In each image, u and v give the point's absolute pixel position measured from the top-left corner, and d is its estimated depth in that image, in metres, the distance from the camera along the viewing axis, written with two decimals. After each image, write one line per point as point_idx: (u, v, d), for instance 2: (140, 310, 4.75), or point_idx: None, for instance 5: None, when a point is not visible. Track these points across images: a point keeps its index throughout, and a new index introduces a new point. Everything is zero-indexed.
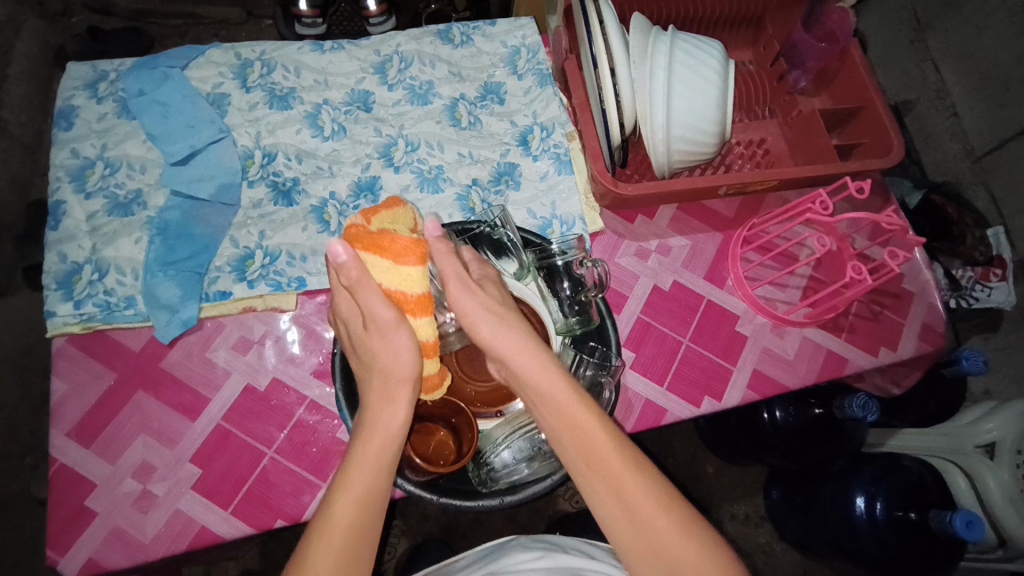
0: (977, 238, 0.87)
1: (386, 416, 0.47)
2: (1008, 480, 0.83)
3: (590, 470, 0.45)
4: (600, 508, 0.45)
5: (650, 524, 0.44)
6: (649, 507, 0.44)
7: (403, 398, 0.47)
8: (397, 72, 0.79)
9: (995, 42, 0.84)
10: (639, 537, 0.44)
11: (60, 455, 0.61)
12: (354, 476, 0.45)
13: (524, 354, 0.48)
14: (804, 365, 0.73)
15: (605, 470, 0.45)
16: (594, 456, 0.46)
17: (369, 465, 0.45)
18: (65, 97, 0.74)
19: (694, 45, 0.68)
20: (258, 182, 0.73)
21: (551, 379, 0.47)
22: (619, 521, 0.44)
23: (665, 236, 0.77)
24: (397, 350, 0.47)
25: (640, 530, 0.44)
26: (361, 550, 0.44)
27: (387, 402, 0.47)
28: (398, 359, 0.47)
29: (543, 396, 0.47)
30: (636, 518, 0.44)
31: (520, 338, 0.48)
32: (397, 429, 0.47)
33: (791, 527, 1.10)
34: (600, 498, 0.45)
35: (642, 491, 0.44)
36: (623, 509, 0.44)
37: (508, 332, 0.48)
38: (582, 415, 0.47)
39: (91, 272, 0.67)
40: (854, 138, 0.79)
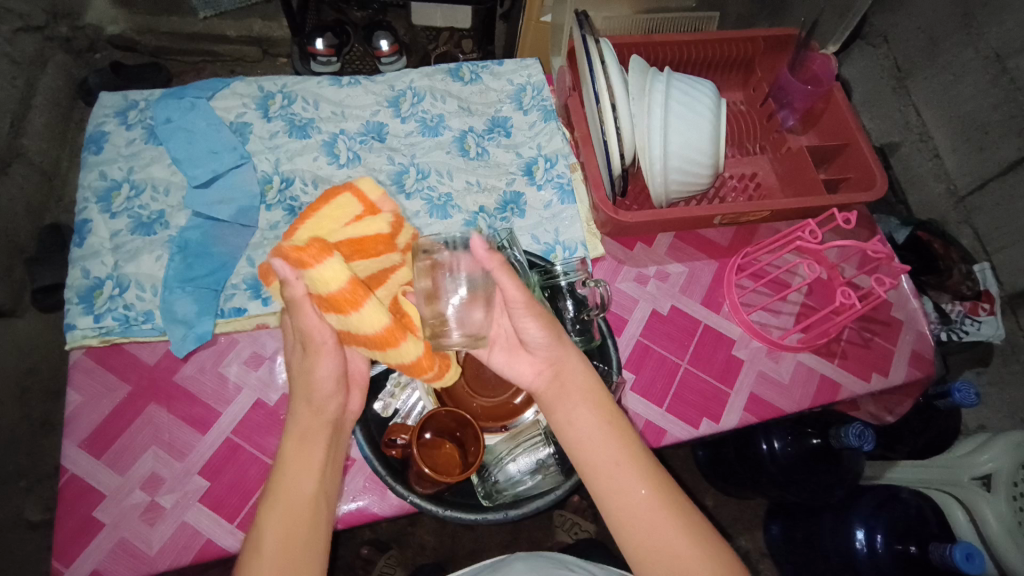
0: (963, 273, 0.90)
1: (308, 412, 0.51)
2: (1005, 512, 0.82)
3: (614, 467, 0.48)
4: (620, 513, 0.47)
5: (667, 525, 0.46)
6: (666, 510, 0.47)
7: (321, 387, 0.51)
8: (410, 106, 0.84)
9: (972, 90, 0.89)
10: (656, 535, 0.46)
11: (72, 465, 0.62)
12: (280, 472, 0.48)
13: (571, 351, 0.52)
14: (799, 390, 0.75)
15: (628, 472, 0.48)
16: (621, 454, 0.48)
17: (294, 454, 0.49)
18: (96, 124, 0.78)
19: (689, 85, 0.73)
20: (276, 206, 0.77)
21: (585, 395, 0.51)
22: (640, 526, 0.46)
23: (663, 263, 0.80)
24: (316, 363, 0.51)
25: (661, 543, 0.46)
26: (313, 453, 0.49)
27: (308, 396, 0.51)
28: (318, 371, 0.51)
29: (575, 411, 0.50)
30: (654, 517, 0.46)
31: (576, 351, 0.53)
32: (315, 422, 0.50)
33: (791, 562, 1.09)
34: (621, 497, 0.47)
35: (660, 493, 0.47)
36: (644, 508, 0.47)
37: (566, 345, 0.53)
38: (608, 430, 0.49)
39: (112, 287, 0.70)
40: (841, 173, 0.84)
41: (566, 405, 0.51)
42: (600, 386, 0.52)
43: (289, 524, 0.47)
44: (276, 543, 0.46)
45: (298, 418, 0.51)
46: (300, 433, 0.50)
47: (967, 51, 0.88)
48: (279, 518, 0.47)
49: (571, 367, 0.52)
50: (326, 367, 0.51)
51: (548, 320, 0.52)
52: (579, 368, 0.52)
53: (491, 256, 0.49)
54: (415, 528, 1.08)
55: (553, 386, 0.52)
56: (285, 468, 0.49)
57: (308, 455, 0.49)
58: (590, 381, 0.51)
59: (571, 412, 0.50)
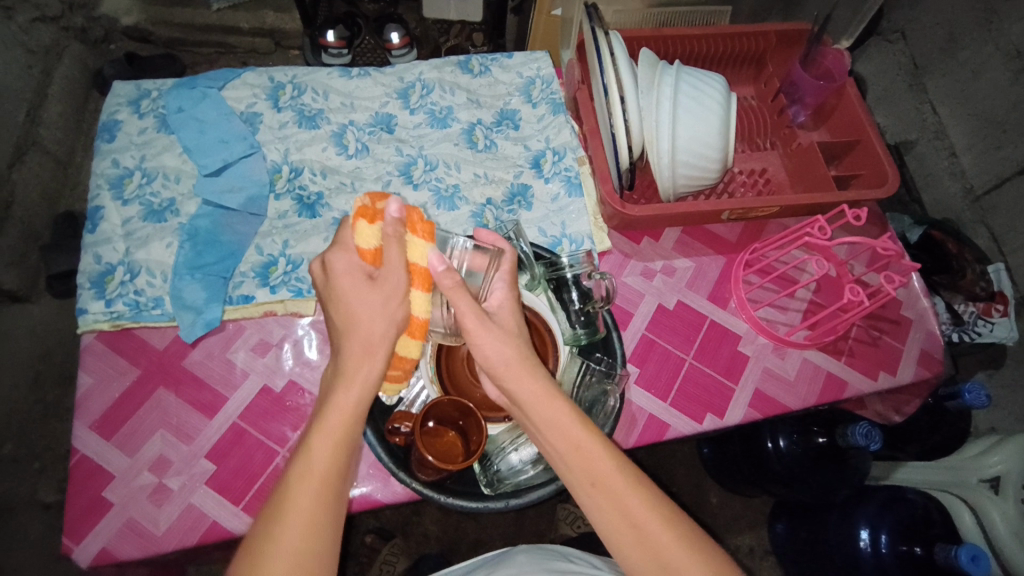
0: (977, 273, 0.88)
1: (363, 371, 0.48)
2: (1013, 514, 0.82)
3: (595, 490, 0.47)
4: (605, 522, 0.47)
5: (655, 541, 0.46)
6: (654, 517, 0.46)
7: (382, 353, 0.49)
8: (419, 97, 0.84)
9: (990, 88, 0.87)
10: (644, 553, 0.45)
11: (82, 446, 0.64)
12: (322, 441, 0.46)
13: (528, 381, 0.50)
14: (805, 386, 0.75)
15: (611, 484, 0.47)
16: (600, 476, 0.47)
17: (334, 434, 0.46)
18: (110, 113, 0.79)
19: (698, 78, 0.73)
20: (285, 195, 0.77)
21: (556, 407, 0.49)
22: (626, 534, 0.46)
23: (670, 258, 0.80)
24: (376, 306, 0.50)
25: (649, 549, 0.45)
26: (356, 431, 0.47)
27: (366, 357, 0.49)
28: (375, 318, 0.50)
29: (547, 426, 0.49)
30: (642, 534, 0.46)
31: (530, 379, 0.50)
32: (368, 384, 0.48)
33: (795, 562, 1.09)
34: (606, 517, 0.47)
35: (647, 509, 0.46)
36: (629, 528, 0.46)
37: (517, 374, 0.50)
38: (587, 442, 0.48)
39: (124, 273, 0.71)
40: (852, 169, 0.83)
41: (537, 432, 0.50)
42: (570, 409, 0.50)
43: (321, 496, 0.44)
44: (305, 516, 0.43)
45: (353, 374, 0.48)
46: (356, 396, 0.48)
47: (987, 47, 0.86)
48: (316, 489, 0.44)
49: (528, 399, 0.50)
50: (381, 313, 0.50)
51: (501, 343, 0.51)
52: (532, 400, 0.50)
53: (446, 276, 0.50)
54: (420, 518, 1.09)
55: (517, 412, 0.52)
56: (327, 432, 0.46)
57: (354, 423, 0.47)
58: (552, 408, 0.49)
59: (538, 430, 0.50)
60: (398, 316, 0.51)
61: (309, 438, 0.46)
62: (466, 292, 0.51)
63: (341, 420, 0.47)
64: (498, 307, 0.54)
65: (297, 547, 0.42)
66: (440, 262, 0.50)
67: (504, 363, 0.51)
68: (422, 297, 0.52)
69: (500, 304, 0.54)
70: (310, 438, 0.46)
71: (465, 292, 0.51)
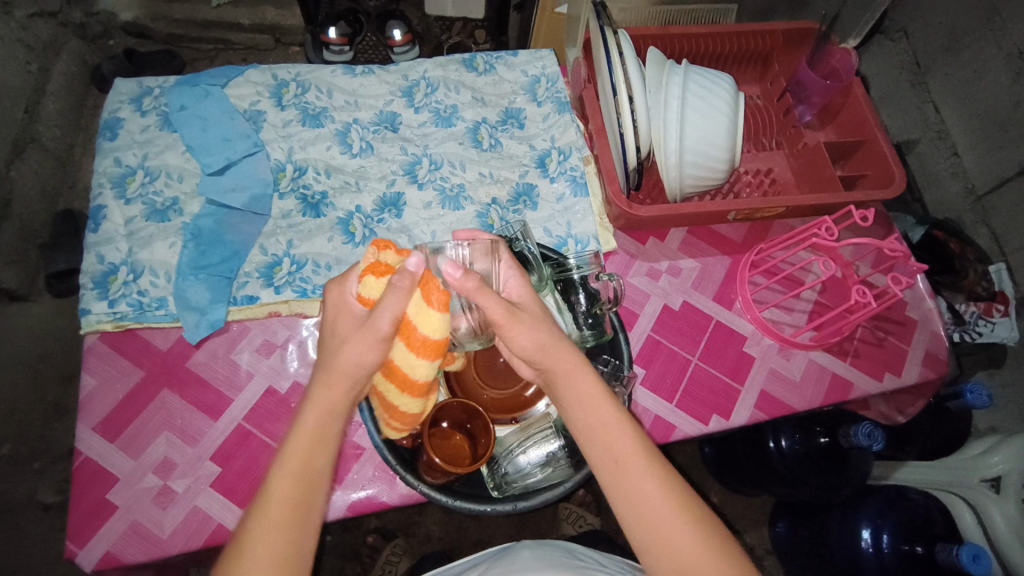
0: (979, 273, 0.88)
1: (329, 396, 0.48)
2: (1013, 513, 0.82)
3: (617, 469, 0.47)
4: (624, 502, 0.46)
5: (672, 527, 0.45)
6: (672, 504, 0.46)
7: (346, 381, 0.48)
8: (423, 96, 0.83)
9: (993, 87, 0.87)
10: (658, 537, 0.45)
11: (86, 448, 0.63)
12: (294, 448, 0.46)
13: (561, 359, 0.49)
14: (811, 388, 0.75)
15: (633, 466, 0.47)
16: (624, 456, 0.47)
17: (304, 438, 0.47)
18: (111, 111, 0.78)
19: (706, 78, 0.72)
20: (289, 194, 0.77)
21: (587, 383, 0.49)
22: (643, 518, 0.46)
23: (675, 258, 0.80)
24: (351, 346, 0.48)
25: (664, 534, 0.45)
26: (329, 431, 0.48)
27: (328, 386, 0.48)
28: (354, 358, 0.48)
29: (577, 403, 0.49)
30: (659, 520, 0.45)
31: (568, 356, 0.50)
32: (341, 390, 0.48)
33: (797, 560, 1.09)
34: (624, 497, 0.46)
35: (668, 497, 0.46)
36: (646, 511, 0.46)
37: (552, 355, 0.49)
38: (612, 419, 0.48)
39: (127, 273, 0.71)
40: (858, 169, 0.82)
41: (564, 406, 0.50)
42: (600, 389, 0.49)
43: (295, 494, 0.45)
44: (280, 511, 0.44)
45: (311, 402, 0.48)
46: (326, 407, 0.48)
47: (990, 47, 0.86)
48: (289, 486, 0.45)
49: (567, 376, 0.49)
50: (368, 352, 0.48)
51: (534, 332, 0.49)
52: (561, 376, 0.49)
53: (466, 280, 0.47)
54: (422, 517, 1.10)
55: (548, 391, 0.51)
56: (298, 443, 0.47)
57: (318, 449, 0.47)
58: (583, 383, 0.49)
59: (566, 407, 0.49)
60: (371, 364, 0.48)
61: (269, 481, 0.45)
62: (489, 291, 0.48)
63: (305, 453, 0.46)
64: (518, 293, 0.53)
65: (271, 541, 0.43)
66: (456, 269, 0.47)
67: (537, 347, 0.49)
68: (374, 281, 0.50)
69: (520, 292, 0.53)
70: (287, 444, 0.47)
71: (488, 290, 0.48)
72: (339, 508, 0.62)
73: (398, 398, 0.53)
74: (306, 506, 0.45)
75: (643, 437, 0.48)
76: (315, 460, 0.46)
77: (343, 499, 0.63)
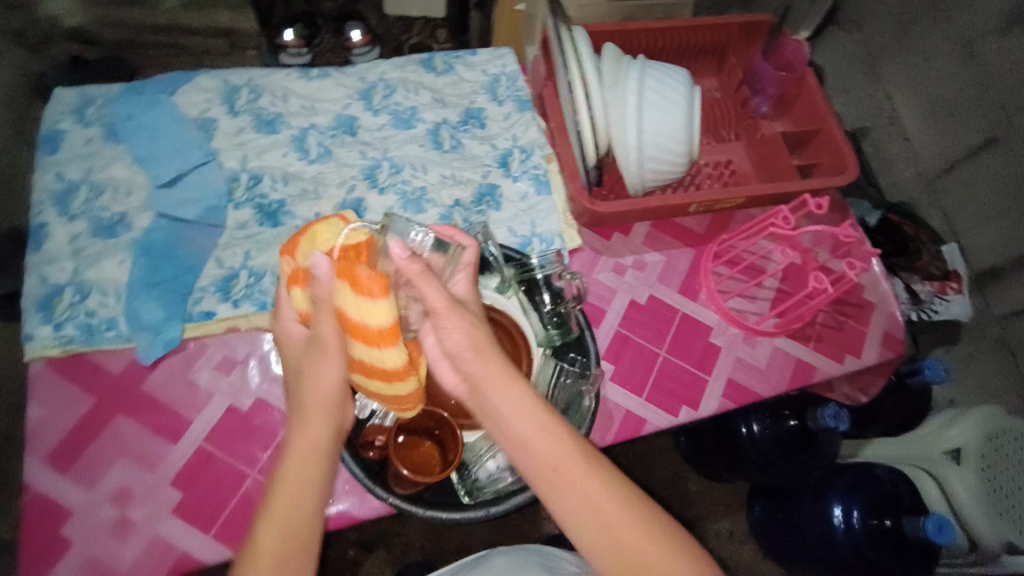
0: (932, 253, 0.93)
1: (310, 434, 0.50)
2: (975, 483, 0.85)
3: (555, 477, 0.47)
4: (566, 511, 0.46)
5: (619, 523, 0.46)
6: (616, 500, 0.46)
7: (320, 417, 0.50)
8: (382, 98, 0.82)
9: (942, 72, 0.90)
10: (606, 537, 0.45)
11: (35, 483, 0.60)
12: (280, 488, 0.47)
13: (490, 366, 0.50)
14: (776, 374, 0.76)
15: (570, 471, 0.47)
16: (560, 463, 0.47)
17: (290, 478, 0.47)
18: (51, 123, 0.75)
19: (662, 72, 0.73)
20: (244, 204, 0.75)
21: (514, 393, 0.49)
22: (589, 522, 0.46)
23: (640, 253, 0.80)
24: (316, 372, 0.50)
25: (612, 534, 0.45)
26: (315, 467, 0.48)
27: (306, 423, 0.50)
28: (323, 378, 0.50)
29: (504, 416, 0.48)
30: (605, 520, 0.46)
31: (496, 362, 0.50)
32: (322, 430, 0.50)
33: (773, 541, 1.11)
34: (567, 504, 0.46)
35: (611, 495, 0.47)
36: (592, 513, 0.46)
37: (486, 359, 0.50)
38: (543, 425, 0.48)
39: (73, 294, 0.67)
40: (814, 158, 0.84)
41: (493, 420, 0.49)
42: (529, 397, 0.49)
43: (286, 532, 0.45)
44: (272, 550, 0.44)
45: (293, 445, 0.50)
46: (307, 444, 0.49)
47: (936, 35, 0.89)
48: (280, 526, 0.45)
49: (492, 383, 0.49)
50: (331, 369, 0.50)
51: (469, 331, 0.50)
52: (490, 388, 0.49)
53: (412, 263, 0.46)
54: (401, 528, 1.08)
55: (478, 408, 0.51)
56: (284, 482, 0.47)
57: (303, 497, 0.47)
58: (511, 393, 0.49)
59: (494, 423, 0.49)
60: (331, 385, 0.50)
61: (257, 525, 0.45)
62: (432, 280, 0.48)
63: (285, 499, 0.46)
64: (465, 289, 0.54)
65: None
66: (402, 250, 0.46)
67: (472, 352, 0.50)
68: (300, 292, 0.52)
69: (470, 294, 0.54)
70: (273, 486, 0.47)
71: (432, 279, 0.48)
72: None
73: (390, 388, 0.52)
74: (301, 544, 0.45)
75: (576, 438, 0.48)
76: (303, 497, 0.47)
77: None
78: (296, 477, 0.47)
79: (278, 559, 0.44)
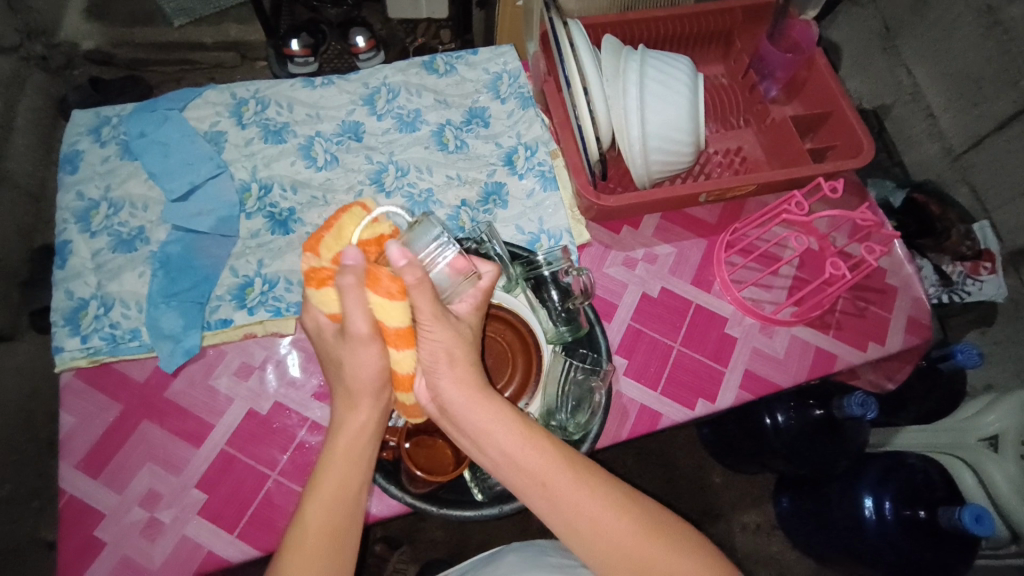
0: (961, 233, 0.90)
1: (354, 422, 0.52)
2: (1014, 471, 0.82)
3: (545, 490, 0.48)
4: (560, 521, 0.48)
5: (610, 525, 0.47)
6: (608, 505, 0.48)
7: (364, 404, 0.52)
8: (385, 102, 0.83)
9: (964, 44, 0.86)
10: (600, 542, 0.47)
11: (70, 487, 0.63)
12: (330, 468, 0.50)
13: (467, 380, 0.51)
14: (795, 363, 0.74)
15: (559, 484, 0.48)
16: (548, 477, 0.48)
17: (336, 461, 0.51)
18: (70, 143, 0.77)
19: (663, 62, 0.71)
20: (256, 213, 0.76)
21: (490, 408, 0.50)
22: (584, 529, 0.48)
23: (651, 245, 0.79)
24: (348, 359, 0.50)
25: (607, 538, 0.47)
26: (361, 452, 0.52)
27: (351, 409, 0.52)
28: (365, 364, 0.50)
29: (487, 433, 0.49)
30: (599, 526, 0.47)
31: (468, 378, 0.51)
32: (368, 420, 0.52)
33: (802, 533, 1.09)
34: (560, 515, 0.48)
35: (598, 499, 0.48)
36: (582, 520, 0.48)
37: (458, 373, 0.50)
38: (526, 441, 0.49)
39: (97, 307, 0.70)
40: (828, 140, 0.82)
41: (474, 440, 0.50)
42: (508, 412, 0.50)
43: (331, 512, 0.49)
44: (318, 528, 0.48)
45: (342, 430, 0.52)
46: (355, 429, 0.52)
47: (958, 4, 0.86)
48: (325, 507, 0.49)
49: (460, 405, 0.50)
50: (374, 357, 0.50)
51: (449, 341, 0.50)
52: (468, 406, 0.50)
53: (409, 271, 0.46)
54: (425, 523, 1.09)
55: (453, 428, 0.52)
56: (332, 464, 0.51)
57: (347, 477, 0.50)
58: (490, 410, 0.50)
59: (478, 441, 0.50)
60: (367, 374, 0.50)
61: (304, 502, 0.50)
62: (428, 288, 0.47)
63: (333, 481, 0.50)
64: (466, 311, 0.53)
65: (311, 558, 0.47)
66: (401, 257, 0.46)
67: (448, 365, 0.50)
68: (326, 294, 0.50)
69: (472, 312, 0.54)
70: (321, 465, 0.51)
71: (427, 288, 0.47)
72: None
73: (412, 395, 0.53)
74: (343, 522, 0.49)
75: (561, 449, 0.50)
76: (348, 480, 0.50)
77: None
78: (344, 457, 0.51)
79: (321, 540, 0.48)
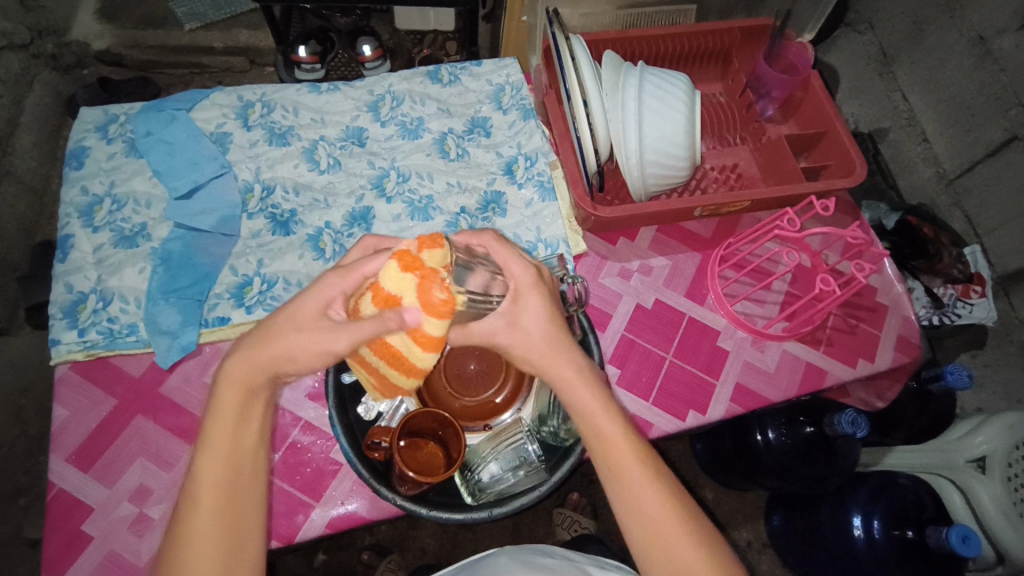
0: (954, 256, 0.89)
1: (259, 356, 0.47)
2: (1001, 493, 0.83)
3: (610, 474, 0.48)
4: (621, 505, 0.48)
5: (664, 527, 0.46)
6: (667, 507, 0.47)
7: (281, 343, 0.47)
8: (389, 109, 0.84)
9: (957, 73, 0.88)
10: (651, 538, 0.46)
11: (59, 480, 0.63)
12: (220, 419, 0.47)
13: (565, 366, 0.50)
14: (785, 378, 0.75)
15: (630, 474, 0.47)
16: (617, 462, 0.48)
17: (229, 414, 0.47)
18: (77, 140, 0.79)
19: (661, 78, 0.73)
20: (257, 214, 0.77)
21: (583, 386, 0.50)
22: (642, 522, 0.46)
23: (646, 257, 0.80)
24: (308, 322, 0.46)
25: (656, 537, 0.46)
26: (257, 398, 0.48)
27: (254, 348, 0.47)
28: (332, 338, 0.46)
29: (573, 406, 0.50)
30: (650, 523, 0.46)
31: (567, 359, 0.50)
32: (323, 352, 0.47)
33: (793, 553, 1.08)
34: (619, 499, 0.48)
35: (659, 497, 0.47)
36: (637, 509, 0.47)
37: (557, 353, 0.49)
38: (607, 425, 0.49)
39: (96, 301, 0.70)
40: (821, 160, 0.83)
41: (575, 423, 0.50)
42: (597, 395, 0.50)
43: (226, 463, 0.45)
44: (214, 481, 0.45)
45: (237, 373, 0.47)
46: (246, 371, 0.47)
47: (953, 33, 0.87)
48: (220, 457, 0.46)
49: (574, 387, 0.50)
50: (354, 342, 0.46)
51: (550, 336, 0.49)
52: (573, 386, 0.50)
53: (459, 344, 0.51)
54: (416, 531, 1.09)
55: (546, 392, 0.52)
56: (220, 416, 0.47)
57: (243, 425, 0.47)
58: (584, 398, 0.49)
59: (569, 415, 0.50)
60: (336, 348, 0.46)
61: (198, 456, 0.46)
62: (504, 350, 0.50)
63: (226, 432, 0.46)
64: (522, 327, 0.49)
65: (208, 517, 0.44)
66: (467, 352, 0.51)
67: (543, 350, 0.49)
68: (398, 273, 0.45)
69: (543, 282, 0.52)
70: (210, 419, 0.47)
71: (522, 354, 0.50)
72: (319, 525, 0.63)
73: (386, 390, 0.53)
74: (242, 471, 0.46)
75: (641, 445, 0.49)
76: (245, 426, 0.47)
77: (322, 515, 0.63)
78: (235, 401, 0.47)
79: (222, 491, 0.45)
